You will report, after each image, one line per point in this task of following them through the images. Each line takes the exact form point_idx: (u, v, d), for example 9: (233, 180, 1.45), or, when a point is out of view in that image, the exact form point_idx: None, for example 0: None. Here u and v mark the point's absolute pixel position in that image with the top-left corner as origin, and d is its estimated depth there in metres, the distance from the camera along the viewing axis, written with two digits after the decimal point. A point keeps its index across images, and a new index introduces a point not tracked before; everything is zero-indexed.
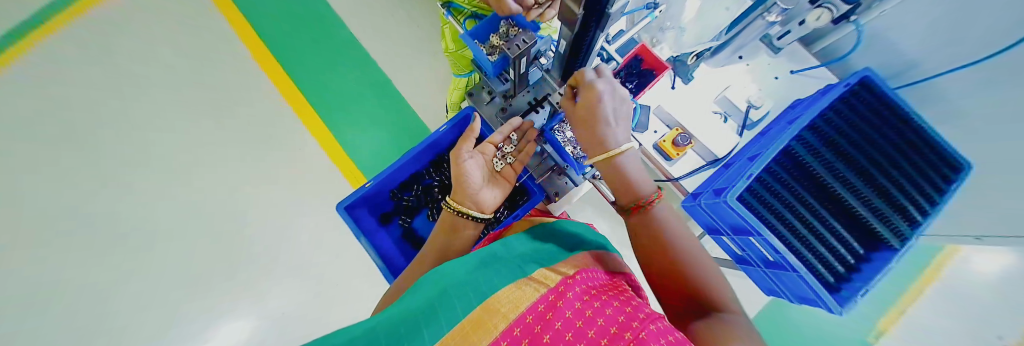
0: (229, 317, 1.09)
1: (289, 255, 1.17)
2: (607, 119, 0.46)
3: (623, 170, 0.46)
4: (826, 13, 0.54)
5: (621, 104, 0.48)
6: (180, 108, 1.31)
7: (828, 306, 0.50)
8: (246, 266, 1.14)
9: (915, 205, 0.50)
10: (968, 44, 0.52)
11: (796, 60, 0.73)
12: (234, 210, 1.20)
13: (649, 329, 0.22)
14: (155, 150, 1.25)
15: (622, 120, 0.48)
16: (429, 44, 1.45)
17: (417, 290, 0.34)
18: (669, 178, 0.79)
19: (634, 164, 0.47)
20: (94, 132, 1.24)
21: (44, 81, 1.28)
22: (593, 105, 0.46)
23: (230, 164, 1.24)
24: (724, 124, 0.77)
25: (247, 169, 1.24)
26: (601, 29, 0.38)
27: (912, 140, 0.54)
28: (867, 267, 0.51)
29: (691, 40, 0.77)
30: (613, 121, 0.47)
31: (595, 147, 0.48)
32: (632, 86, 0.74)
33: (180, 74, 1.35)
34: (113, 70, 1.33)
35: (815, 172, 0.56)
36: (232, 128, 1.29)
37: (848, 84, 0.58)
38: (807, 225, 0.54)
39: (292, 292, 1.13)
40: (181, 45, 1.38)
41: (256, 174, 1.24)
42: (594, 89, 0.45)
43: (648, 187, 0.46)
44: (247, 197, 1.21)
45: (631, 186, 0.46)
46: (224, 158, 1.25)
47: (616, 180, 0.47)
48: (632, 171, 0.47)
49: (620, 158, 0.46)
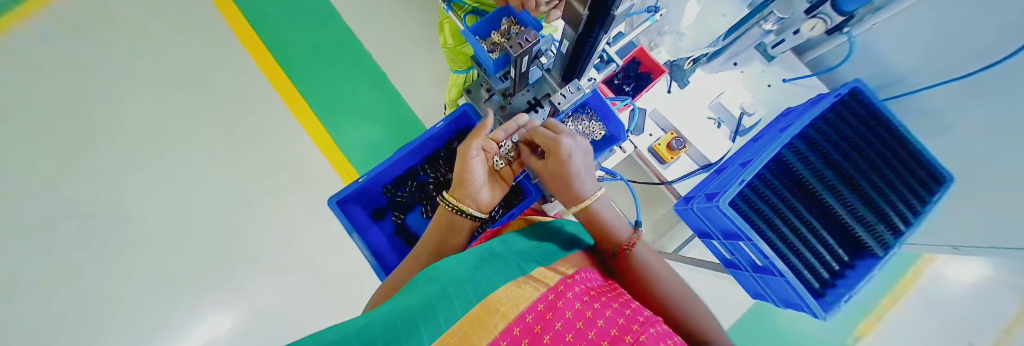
0: (205, 312, 1.03)
1: (274, 249, 1.13)
2: (575, 170, 0.50)
3: (599, 216, 0.50)
4: (820, 24, 0.56)
5: (587, 154, 0.53)
6: (160, 91, 1.24)
7: (812, 311, 0.51)
8: (224, 259, 1.09)
9: (900, 216, 0.52)
10: (954, 60, 0.54)
11: (787, 69, 0.76)
12: (211, 200, 1.13)
13: (649, 333, 0.22)
14: (121, 132, 1.15)
15: (589, 167, 0.52)
16: (426, 38, 1.44)
17: (414, 288, 0.33)
18: (663, 181, 0.81)
19: (609, 209, 0.51)
20: (58, 105, 1.13)
21: (9, 48, 1.17)
22: (561, 159, 0.49)
23: (213, 151, 1.19)
24: (717, 129, 0.78)
25: (231, 157, 1.19)
26: (604, 31, 0.37)
27: (897, 151, 0.55)
28: (851, 273, 0.53)
29: (689, 45, 0.78)
30: (581, 171, 0.50)
31: (569, 198, 0.52)
32: (630, 88, 0.78)
33: (163, 56, 1.29)
34: (92, 43, 1.24)
35: (804, 178, 0.58)
36: (215, 115, 1.24)
37: (840, 94, 0.60)
38: (794, 230, 0.56)
39: (275, 287, 1.09)
40: (166, 27, 1.32)
41: (240, 163, 1.19)
42: (559, 146, 0.48)
43: (625, 229, 0.49)
44: (229, 187, 1.15)
45: (609, 232, 0.49)
46: (212, 144, 1.20)
47: (596, 228, 0.50)
48: (608, 215, 0.50)
49: (594, 206, 0.50)
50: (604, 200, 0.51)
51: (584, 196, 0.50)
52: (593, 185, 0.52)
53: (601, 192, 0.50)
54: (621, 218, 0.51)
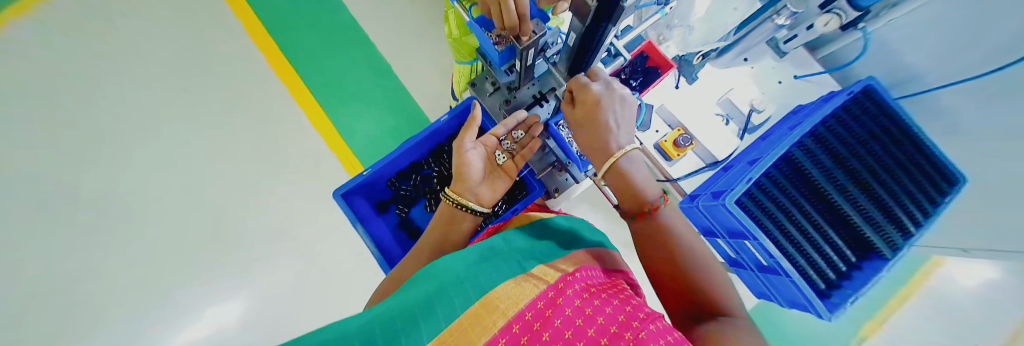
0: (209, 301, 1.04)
1: (278, 239, 1.13)
2: (606, 122, 0.48)
3: (629, 176, 0.47)
4: (835, 19, 0.56)
5: (627, 107, 0.49)
6: (164, 80, 1.24)
7: (818, 311, 0.51)
8: (229, 249, 1.09)
9: (910, 217, 0.51)
10: (973, 57, 0.52)
11: (798, 65, 0.74)
12: (218, 192, 1.14)
13: (649, 329, 0.22)
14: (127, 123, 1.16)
15: (626, 120, 0.49)
16: (431, 31, 1.43)
17: (415, 284, 0.33)
18: (666, 178, 0.78)
19: (639, 170, 0.48)
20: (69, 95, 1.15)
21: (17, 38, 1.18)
22: (594, 106, 0.47)
23: (217, 142, 1.19)
24: (725, 127, 0.77)
25: (235, 147, 1.20)
26: (614, 25, 0.37)
27: (909, 151, 0.54)
28: (858, 274, 0.52)
29: (698, 39, 0.79)
30: (615, 125, 0.48)
31: (598, 152, 0.49)
32: (636, 84, 0.75)
33: (166, 46, 1.29)
34: (102, 33, 1.25)
35: (812, 177, 0.57)
36: (219, 105, 1.24)
37: (852, 91, 0.58)
38: (802, 231, 0.55)
39: (279, 277, 1.09)
40: (169, 16, 1.32)
41: (244, 153, 1.20)
42: (590, 89, 0.47)
43: (654, 192, 0.47)
44: (234, 177, 1.16)
45: (637, 193, 0.46)
46: (219, 135, 1.20)
47: (621, 186, 0.47)
48: (640, 176, 0.47)
49: (622, 164, 0.47)
50: (635, 160, 0.48)
51: (610, 151, 0.47)
52: (627, 140, 0.49)
53: (634, 149, 0.47)
54: (651, 180, 0.48)
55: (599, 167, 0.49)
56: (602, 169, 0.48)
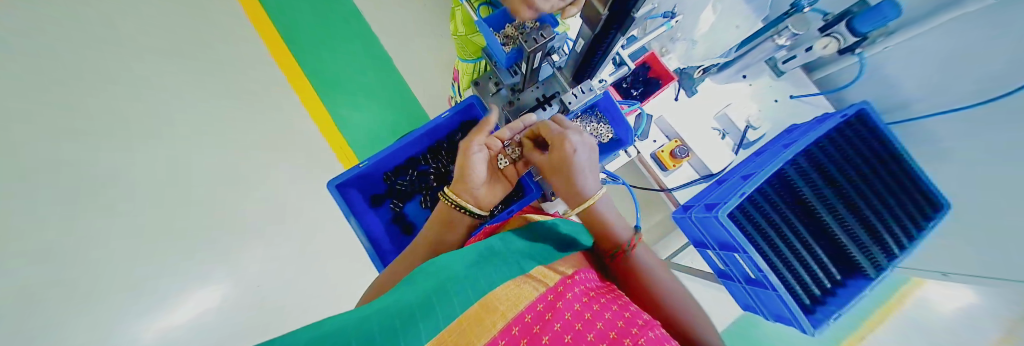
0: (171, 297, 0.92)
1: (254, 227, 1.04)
2: (576, 169, 0.48)
3: (601, 218, 0.49)
4: (833, 43, 0.58)
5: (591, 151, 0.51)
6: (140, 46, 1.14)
7: (801, 326, 0.52)
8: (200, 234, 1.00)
9: (894, 240, 0.52)
10: (966, 88, 0.54)
11: (796, 85, 0.76)
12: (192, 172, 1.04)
13: (648, 336, 0.22)
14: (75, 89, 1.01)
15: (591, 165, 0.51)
16: (436, 27, 1.43)
17: (414, 280, 0.33)
18: (664, 188, 0.81)
19: (610, 210, 0.50)
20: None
21: None
22: (563, 160, 0.48)
23: (197, 119, 1.11)
24: (722, 140, 0.78)
25: (217, 126, 1.12)
26: (622, 34, 0.37)
27: (896, 173, 0.56)
28: (842, 291, 0.54)
29: (700, 54, 0.80)
30: (583, 171, 0.49)
31: (570, 198, 0.50)
32: (637, 93, 0.76)
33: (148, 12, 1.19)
34: None
35: (802, 193, 0.59)
36: (205, 79, 1.16)
37: (846, 115, 0.60)
38: (790, 247, 0.56)
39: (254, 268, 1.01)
40: None
41: (225, 135, 1.11)
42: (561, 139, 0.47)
43: (626, 232, 0.48)
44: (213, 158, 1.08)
45: (607, 232, 0.48)
46: (202, 112, 1.12)
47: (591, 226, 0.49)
48: (608, 215, 0.49)
49: (594, 207, 0.48)
50: (605, 202, 0.50)
51: (584, 197, 0.48)
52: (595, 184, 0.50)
53: (602, 193, 0.49)
54: (623, 221, 0.49)
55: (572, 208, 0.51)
56: (574, 213, 0.50)
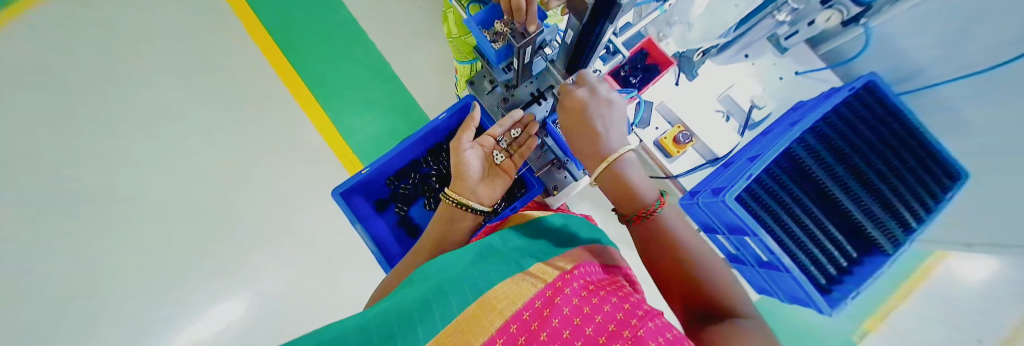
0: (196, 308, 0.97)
1: (266, 239, 1.07)
2: (597, 121, 0.48)
3: (624, 177, 0.46)
4: (836, 14, 0.57)
5: (615, 107, 0.50)
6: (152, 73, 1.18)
7: (818, 306, 0.51)
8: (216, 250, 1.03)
9: (911, 213, 0.50)
10: (981, 51, 0.51)
11: (800, 62, 0.75)
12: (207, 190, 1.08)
13: (647, 327, 0.22)
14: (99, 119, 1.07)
15: (616, 122, 0.50)
16: (432, 27, 1.41)
17: (414, 283, 0.33)
18: (668, 175, 0.80)
19: (635, 170, 0.47)
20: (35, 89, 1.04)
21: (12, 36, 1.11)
22: (579, 108, 0.49)
23: (206, 138, 1.14)
24: (726, 123, 0.77)
25: (226, 144, 1.15)
26: (610, 22, 0.36)
27: (908, 144, 0.54)
28: (858, 270, 0.52)
29: (697, 36, 0.76)
30: (606, 125, 0.49)
31: (591, 154, 0.49)
32: (636, 81, 0.74)
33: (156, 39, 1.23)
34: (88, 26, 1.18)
35: (809, 169, 0.57)
36: (211, 98, 1.19)
37: (853, 87, 0.58)
38: (801, 227, 0.55)
39: (269, 278, 1.04)
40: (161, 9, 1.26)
41: (234, 151, 1.14)
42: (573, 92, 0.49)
43: (650, 194, 0.45)
44: (224, 175, 1.11)
45: (633, 194, 0.45)
46: (210, 130, 1.15)
47: (616, 188, 0.46)
48: (635, 178, 0.46)
49: (616, 163, 0.46)
50: (631, 162, 0.47)
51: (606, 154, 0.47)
52: (620, 141, 0.49)
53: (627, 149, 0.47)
54: (648, 180, 0.46)
55: (593, 167, 0.49)
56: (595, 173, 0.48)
